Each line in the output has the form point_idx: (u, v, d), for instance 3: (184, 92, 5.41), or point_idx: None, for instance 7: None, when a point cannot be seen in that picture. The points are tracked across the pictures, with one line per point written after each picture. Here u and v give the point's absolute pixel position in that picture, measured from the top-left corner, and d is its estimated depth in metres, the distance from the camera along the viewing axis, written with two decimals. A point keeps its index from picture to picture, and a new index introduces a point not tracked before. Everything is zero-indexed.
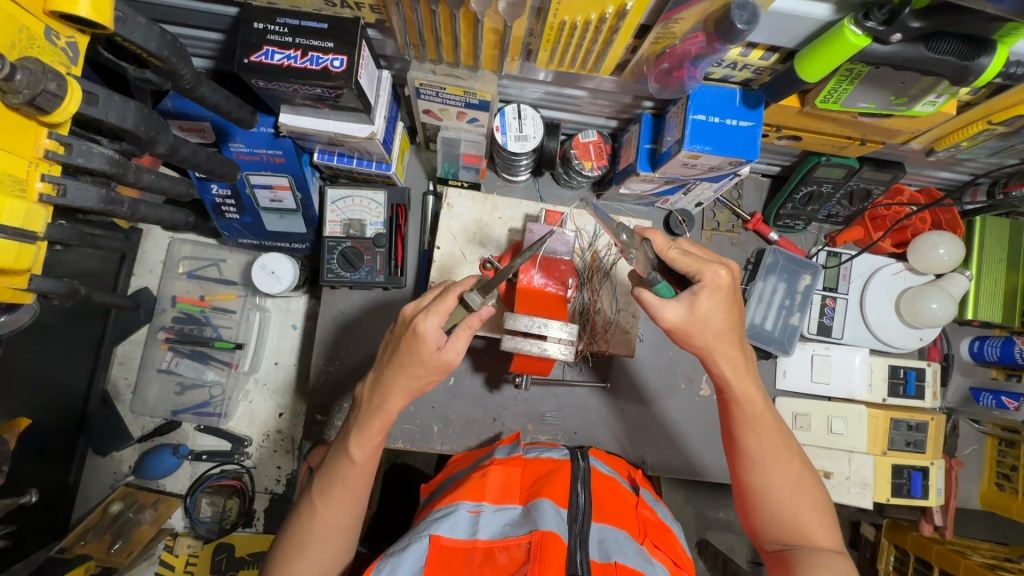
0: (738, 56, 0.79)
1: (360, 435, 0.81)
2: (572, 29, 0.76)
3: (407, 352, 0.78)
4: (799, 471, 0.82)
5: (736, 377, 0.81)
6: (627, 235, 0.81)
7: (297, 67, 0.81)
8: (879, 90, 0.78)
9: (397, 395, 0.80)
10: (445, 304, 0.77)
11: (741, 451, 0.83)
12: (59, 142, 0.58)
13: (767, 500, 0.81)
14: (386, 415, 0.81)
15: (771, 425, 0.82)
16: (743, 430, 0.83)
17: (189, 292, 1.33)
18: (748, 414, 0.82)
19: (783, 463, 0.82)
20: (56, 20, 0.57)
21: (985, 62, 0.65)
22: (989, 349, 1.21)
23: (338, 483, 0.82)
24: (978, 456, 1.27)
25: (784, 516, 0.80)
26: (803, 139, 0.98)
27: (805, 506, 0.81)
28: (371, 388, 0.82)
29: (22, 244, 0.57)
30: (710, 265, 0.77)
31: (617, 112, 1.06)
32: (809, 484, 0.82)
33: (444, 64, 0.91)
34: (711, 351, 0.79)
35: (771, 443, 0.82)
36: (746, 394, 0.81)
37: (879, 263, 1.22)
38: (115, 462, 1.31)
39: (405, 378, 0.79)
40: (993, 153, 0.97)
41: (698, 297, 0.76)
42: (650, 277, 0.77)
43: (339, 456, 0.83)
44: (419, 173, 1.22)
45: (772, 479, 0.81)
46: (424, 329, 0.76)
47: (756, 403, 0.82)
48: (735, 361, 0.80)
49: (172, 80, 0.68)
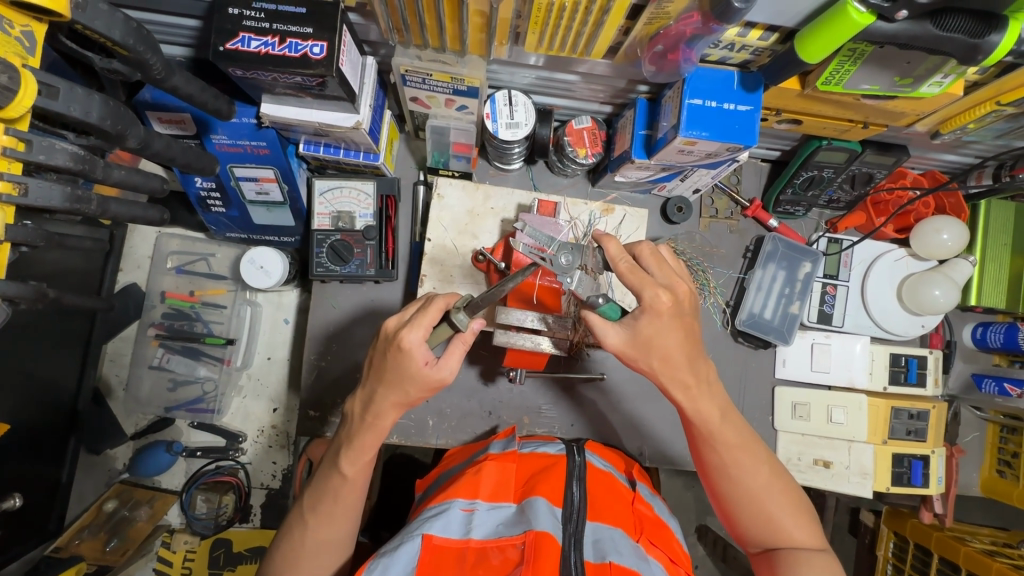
0: (736, 36, 0.75)
1: (352, 451, 0.79)
2: (561, 11, 0.72)
3: (395, 368, 0.76)
4: (767, 477, 0.80)
5: (689, 400, 0.79)
6: (567, 258, 0.80)
7: (275, 54, 0.78)
8: (883, 70, 0.74)
9: (389, 409, 0.78)
10: (428, 316, 0.75)
11: (707, 465, 0.82)
12: (18, 138, 0.54)
13: (739, 507, 0.80)
14: (381, 430, 0.79)
15: (732, 437, 0.80)
16: (703, 445, 0.81)
17: (179, 287, 1.30)
18: (706, 429, 0.80)
19: (749, 471, 0.80)
20: (7, 6, 0.54)
21: (996, 40, 0.62)
22: (993, 336, 1.19)
23: (328, 498, 0.80)
24: (979, 443, 1.26)
25: (760, 520, 0.79)
26: (804, 123, 0.95)
27: (779, 508, 0.79)
28: (362, 404, 0.80)
29: None
30: (649, 285, 0.74)
31: (612, 97, 1.02)
32: (780, 487, 0.80)
33: (429, 49, 0.87)
34: (660, 374, 0.78)
35: (733, 453, 0.80)
36: (700, 412, 0.79)
37: (881, 249, 1.19)
38: (109, 459, 1.30)
39: (396, 395, 0.77)
40: (1000, 135, 0.93)
41: (639, 322, 0.75)
42: (591, 300, 0.78)
43: (330, 471, 0.81)
44: (410, 163, 1.19)
45: (741, 488, 0.80)
46: (409, 343, 0.74)
47: (712, 418, 0.80)
48: (682, 384, 0.78)
49: (141, 70, 0.64)
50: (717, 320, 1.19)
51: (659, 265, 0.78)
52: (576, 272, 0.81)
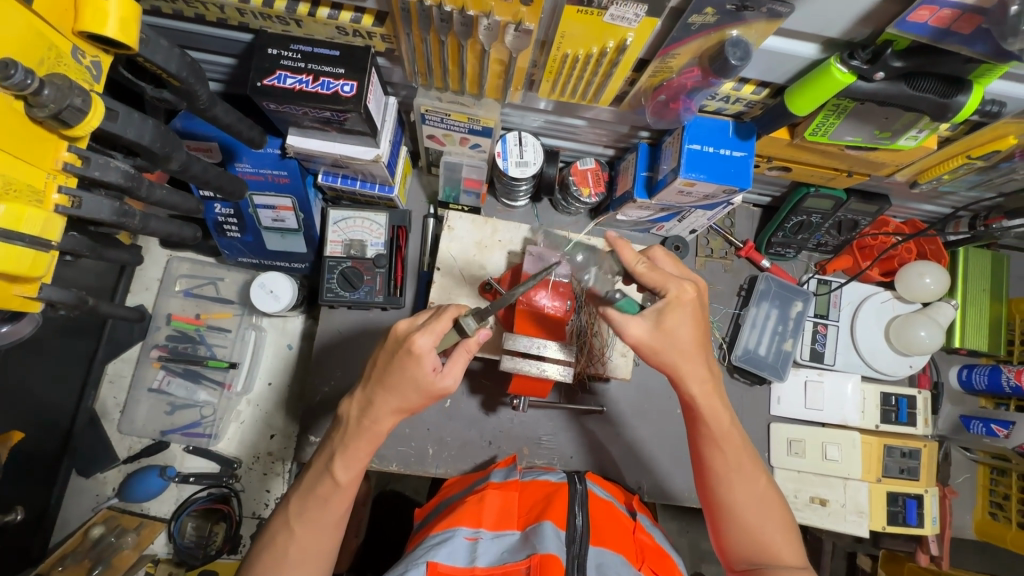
0: (731, 90, 0.83)
1: (346, 456, 0.80)
2: (574, 62, 0.79)
3: (399, 371, 0.77)
4: (761, 491, 0.82)
5: (703, 395, 0.81)
6: (590, 249, 0.78)
7: (309, 91, 0.83)
8: (864, 124, 0.81)
9: (387, 414, 0.79)
10: (440, 323, 0.78)
11: (708, 468, 0.83)
12: (77, 155, 0.57)
13: (727, 514, 0.82)
14: (375, 435, 0.80)
15: (737, 442, 0.82)
16: (710, 446, 0.82)
17: (185, 310, 1.32)
18: (715, 432, 0.82)
19: (746, 480, 0.82)
20: (83, 39, 0.58)
21: (963, 100, 0.68)
22: (978, 377, 1.24)
23: (318, 503, 0.79)
24: (970, 484, 1.27)
25: (743, 530, 0.81)
26: (793, 170, 1.02)
27: (767, 523, 0.80)
28: (361, 408, 0.81)
29: (37, 253, 0.56)
30: (673, 279, 0.79)
31: (614, 141, 1.10)
32: (774, 501, 0.82)
33: (449, 92, 0.94)
34: (677, 367, 0.80)
35: (737, 458, 0.82)
36: (712, 411, 0.81)
37: (868, 291, 1.25)
38: (99, 484, 1.27)
39: (396, 400, 0.78)
40: (973, 187, 1.01)
41: (662, 314, 0.78)
42: (611, 293, 0.80)
43: (321, 474, 0.81)
44: (421, 197, 1.25)
45: (735, 496, 0.81)
46: (419, 347, 0.76)
47: (723, 420, 0.82)
48: (700, 379, 0.81)
49: (188, 100, 0.69)
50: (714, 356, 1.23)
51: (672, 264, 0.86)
52: (601, 268, 0.79)
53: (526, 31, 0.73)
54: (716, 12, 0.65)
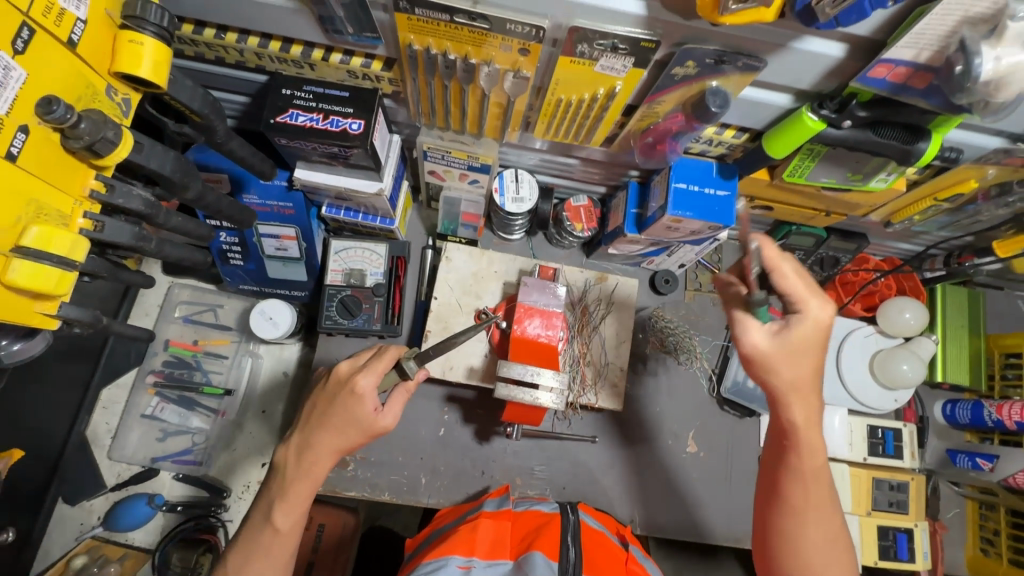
0: (714, 133, 0.89)
1: (284, 502, 0.80)
2: (568, 106, 0.85)
3: (341, 411, 0.81)
4: (834, 539, 0.77)
5: (806, 424, 0.76)
6: (754, 245, 0.72)
7: (318, 128, 0.88)
8: (837, 166, 0.87)
9: (324, 456, 0.81)
10: (379, 363, 0.82)
11: (784, 501, 0.78)
12: (104, 182, 0.61)
13: (787, 550, 0.78)
14: (316, 475, 0.81)
15: (823, 482, 0.78)
16: (791, 480, 0.78)
17: (184, 336, 1.34)
18: (804, 466, 0.77)
19: (819, 523, 0.77)
20: (116, 78, 0.62)
21: (924, 147, 0.74)
22: (961, 412, 1.26)
23: (258, 555, 0.79)
24: (960, 519, 1.28)
25: (802, 569, 0.77)
26: (775, 209, 1.08)
27: (830, 570, 0.76)
28: (297, 450, 0.83)
29: (63, 272, 0.57)
30: (817, 296, 0.73)
31: (606, 179, 1.16)
32: (842, 545, 0.78)
33: (450, 131, 1.00)
34: (786, 394, 0.75)
35: (816, 497, 0.77)
36: (811, 445, 0.77)
37: (852, 325, 1.28)
38: (84, 512, 1.25)
39: (337, 438, 0.81)
40: (944, 227, 1.07)
41: (790, 328, 0.73)
42: (757, 299, 0.74)
43: (260, 524, 0.81)
44: (420, 229, 1.30)
45: (801, 534, 0.77)
46: (361, 388, 0.80)
47: (817, 456, 0.77)
48: (806, 406, 0.76)
49: (206, 134, 0.74)
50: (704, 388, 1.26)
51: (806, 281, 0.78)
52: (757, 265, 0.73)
53: (523, 77, 0.79)
54: (696, 65, 0.72)
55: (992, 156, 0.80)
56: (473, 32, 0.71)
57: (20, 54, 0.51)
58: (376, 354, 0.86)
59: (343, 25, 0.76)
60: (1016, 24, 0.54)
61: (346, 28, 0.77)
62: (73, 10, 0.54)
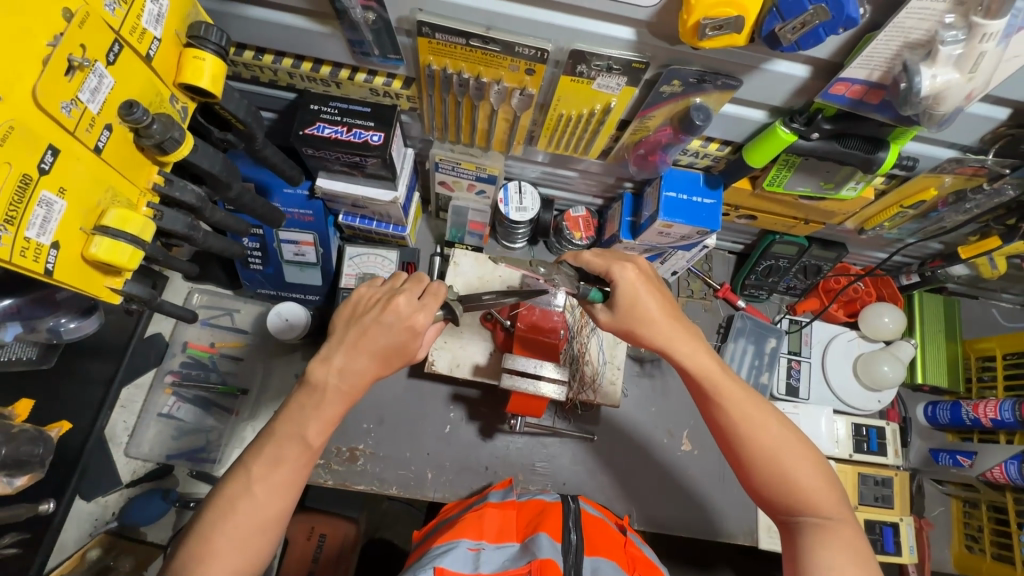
0: (699, 146, 0.98)
1: (317, 419, 0.77)
2: (568, 120, 0.95)
3: (387, 335, 0.80)
4: (780, 433, 0.79)
5: (689, 356, 0.84)
6: (544, 268, 0.94)
7: (342, 139, 0.97)
8: (811, 176, 0.97)
9: (365, 381, 0.80)
10: (436, 303, 0.82)
11: (720, 428, 0.82)
12: (164, 177, 0.71)
13: (764, 472, 0.79)
14: (353, 399, 0.80)
15: (739, 391, 0.82)
16: (712, 406, 0.82)
17: (201, 339, 1.41)
18: (714, 388, 0.82)
19: (760, 428, 0.79)
20: (179, 88, 0.71)
21: (882, 156, 0.84)
22: (941, 412, 1.33)
23: (285, 465, 0.75)
24: (945, 517, 1.33)
25: (782, 484, 0.78)
26: (759, 218, 1.17)
27: (798, 468, 0.78)
28: (325, 363, 0.79)
29: (136, 250, 0.64)
30: (615, 262, 0.86)
31: (603, 191, 1.26)
32: (791, 441, 0.79)
33: (460, 145, 1.10)
34: (661, 341, 0.85)
35: (739, 407, 0.81)
36: (706, 370, 0.83)
37: (835, 330, 1.36)
38: (99, 508, 1.30)
39: (381, 365, 0.80)
40: (913, 235, 1.16)
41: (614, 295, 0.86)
42: (581, 290, 0.89)
43: (286, 435, 0.76)
44: (429, 238, 1.38)
45: (756, 451, 0.79)
46: (420, 324, 0.81)
47: (717, 374, 0.83)
48: (685, 342, 0.85)
49: (247, 142, 0.83)
50: None
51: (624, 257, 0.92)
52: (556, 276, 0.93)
53: (529, 94, 0.88)
54: (681, 84, 0.82)
55: (947, 165, 0.90)
56: (485, 53, 0.81)
57: (112, 65, 0.60)
58: (419, 285, 0.85)
59: (370, 48, 0.86)
60: (946, 49, 0.64)
61: (373, 51, 0.87)
62: (152, 30, 0.64)
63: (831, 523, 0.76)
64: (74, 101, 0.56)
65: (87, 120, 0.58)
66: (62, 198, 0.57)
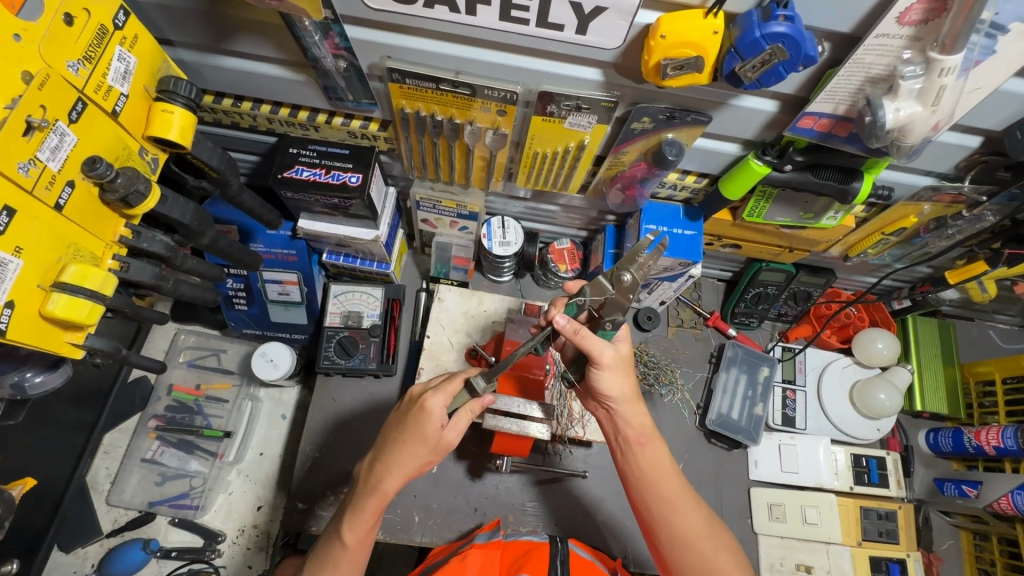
0: (676, 179, 0.99)
1: (353, 518, 0.84)
2: (544, 157, 0.95)
3: (413, 426, 0.83)
4: (704, 520, 0.85)
5: (641, 421, 0.87)
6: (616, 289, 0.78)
7: (321, 181, 0.97)
8: (790, 207, 0.97)
9: (395, 473, 0.83)
10: (452, 385, 0.85)
11: (655, 497, 0.85)
12: (131, 230, 0.72)
13: (679, 550, 0.84)
14: (383, 494, 0.84)
15: (676, 470, 0.87)
16: (652, 474, 0.86)
17: (187, 381, 1.39)
18: (655, 458, 0.87)
19: (687, 512, 0.85)
20: (148, 141, 0.73)
21: (858, 185, 0.84)
22: (943, 440, 1.29)
23: (328, 567, 0.85)
24: (957, 551, 1.27)
25: (695, 565, 0.83)
26: (743, 247, 1.17)
27: (718, 556, 0.83)
28: (369, 467, 0.87)
29: (94, 304, 0.65)
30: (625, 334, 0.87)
31: (586, 224, 1.26)
32: (719, 526, 0.86)
33: (441, 182, 1.10)
34: (620, 398, 0.86)
35: (677, 485, 0.86)
36: (653, 438, 0.87)
37: (829, 357, 1.34)
38: (78, 560, 1.25)
39: (409, 454, 0.83)
40: (899, 259, 1.15)
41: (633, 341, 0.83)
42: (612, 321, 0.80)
43: (333, 538, 0.86)
44: (415, 273, 1.38)
45: (678, 531, 0.84)
46: (430, 406, 0.83)
47: (660, 449, 0.88)
48: (637, 407, 0.87)
49: (221, 188, 0.84)
50: (689, 421, 1.29)
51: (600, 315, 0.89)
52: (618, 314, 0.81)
53: (502, 134, 0.89)
54: (651, 121, 0.82)
55: (925, 193, 0.90)
56: (456, 96, 0.82)
57: (74, 123, 0.61)
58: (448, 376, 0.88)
59: (344, 93, 0.88)
60: (907, 84, 0.64)
61: (347, 96, 0.89)
62: (118, 87, 0.66)
63: None
64: (32, 160, 0.58)
65: (47, 178, 0.60)
66: (18, 257, 0.58)
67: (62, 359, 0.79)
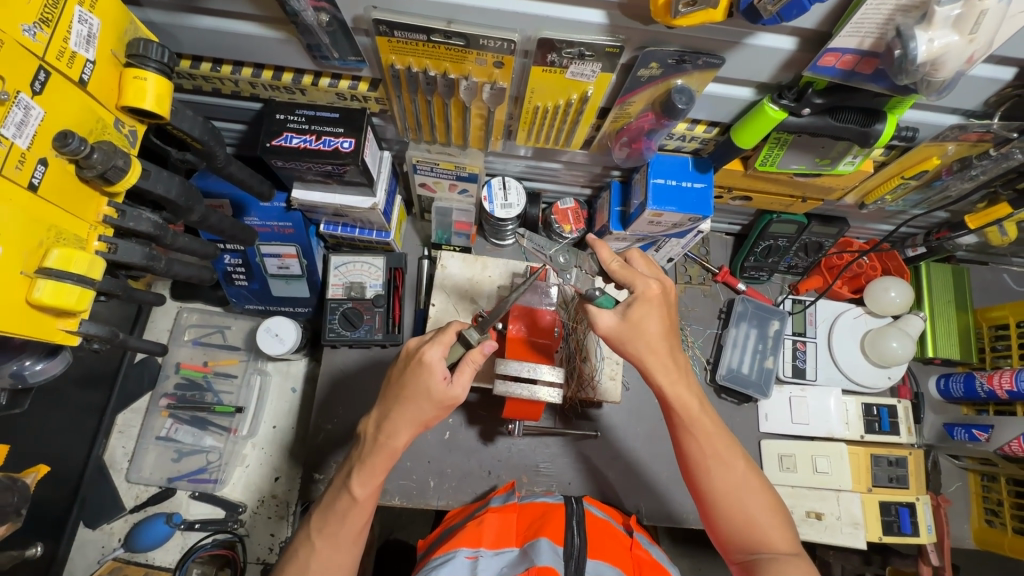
0: (685, 130, 0.94)
1: (363, 474, 0.84)
2: (544, 112, 0.90)
3: (413, 384, 0.83)
4: (740, 473, 0.84)
5: (670, 384, 0.84)
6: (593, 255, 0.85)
7: (312, 149, 0.92)
8: (805, 153, 0.92)
9: (404, 430, 0.84)
10: (448, 336, 0.86)
11: (688, 458, 0.86)
12: (115, 208, 0.69)
13: (718, 507, 0.84)
14: (393, 451, 0.84)
15: (710, 428, 0.85)
16: (685, 435, 0.86)
17: (193, 358, 1.38)
18: (688, 419, 0.85)
19: (723, 467, 0.84)
20: (123, 113, 0.69)
21: (880, 128, 0.79)
22: (954, 385, 1.28)
23: (336, 520, 0.84)
24: (963, 492, 1.30)
25: (734, 520, 0.83)
26: (754, 199, 1.13)
27: (752, 508, 0.83)
28: (376, 426, 0.86)
29: (84, 289, 0.63)
30: (641, 277, 0.84)
31: (590, 181, 1.21)
32: (755, 481, 0.85)
33: (437, 144, 1.05)
34: (643, 359, 0.84)
35: (711, 443, 0.85)
36: (681, 399, 0.85)
37: (841, 308, 1.31)
38: (104, 536, 1.28)
39: (412, 410, 0.83)
40: (917, 204, 1.11)
41: (630, 307, 0.83)
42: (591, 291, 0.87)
43: (340, 492, 0.85)
44: (415, 240, 1.34)
45: (710, 490, 0.84)
46: (429, 359, 0.83)
47: (692, 406, 0.85)
48: (665, 368, 0.85)
49: (207, 160, 0.80)
50: (699, 377, 1.28)
51: (647, 265, 0.89)
52: (574, 269, 0.92)
53: (500, 88, 0.83)
54: (660, 66, 0.76)
55: (949, 133, 0.86)
56: (450, 49, 0.76)
57: (38, 95, 0.57)
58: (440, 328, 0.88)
59: (329, 51, 0.82)
60: (942, 10, 0.59)
61: (332, 54, 0.83)
62: (82, 53, 0.61)
63: (785, 557, 0.80)
64: None
65: (16, 156, 0.56)
66: None
67: (60, 345, 0.77)
